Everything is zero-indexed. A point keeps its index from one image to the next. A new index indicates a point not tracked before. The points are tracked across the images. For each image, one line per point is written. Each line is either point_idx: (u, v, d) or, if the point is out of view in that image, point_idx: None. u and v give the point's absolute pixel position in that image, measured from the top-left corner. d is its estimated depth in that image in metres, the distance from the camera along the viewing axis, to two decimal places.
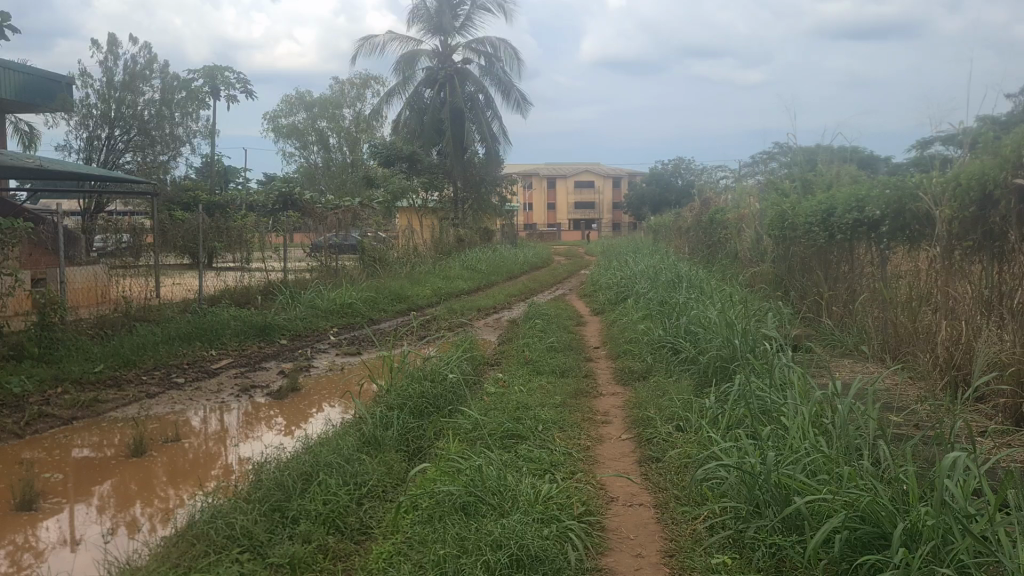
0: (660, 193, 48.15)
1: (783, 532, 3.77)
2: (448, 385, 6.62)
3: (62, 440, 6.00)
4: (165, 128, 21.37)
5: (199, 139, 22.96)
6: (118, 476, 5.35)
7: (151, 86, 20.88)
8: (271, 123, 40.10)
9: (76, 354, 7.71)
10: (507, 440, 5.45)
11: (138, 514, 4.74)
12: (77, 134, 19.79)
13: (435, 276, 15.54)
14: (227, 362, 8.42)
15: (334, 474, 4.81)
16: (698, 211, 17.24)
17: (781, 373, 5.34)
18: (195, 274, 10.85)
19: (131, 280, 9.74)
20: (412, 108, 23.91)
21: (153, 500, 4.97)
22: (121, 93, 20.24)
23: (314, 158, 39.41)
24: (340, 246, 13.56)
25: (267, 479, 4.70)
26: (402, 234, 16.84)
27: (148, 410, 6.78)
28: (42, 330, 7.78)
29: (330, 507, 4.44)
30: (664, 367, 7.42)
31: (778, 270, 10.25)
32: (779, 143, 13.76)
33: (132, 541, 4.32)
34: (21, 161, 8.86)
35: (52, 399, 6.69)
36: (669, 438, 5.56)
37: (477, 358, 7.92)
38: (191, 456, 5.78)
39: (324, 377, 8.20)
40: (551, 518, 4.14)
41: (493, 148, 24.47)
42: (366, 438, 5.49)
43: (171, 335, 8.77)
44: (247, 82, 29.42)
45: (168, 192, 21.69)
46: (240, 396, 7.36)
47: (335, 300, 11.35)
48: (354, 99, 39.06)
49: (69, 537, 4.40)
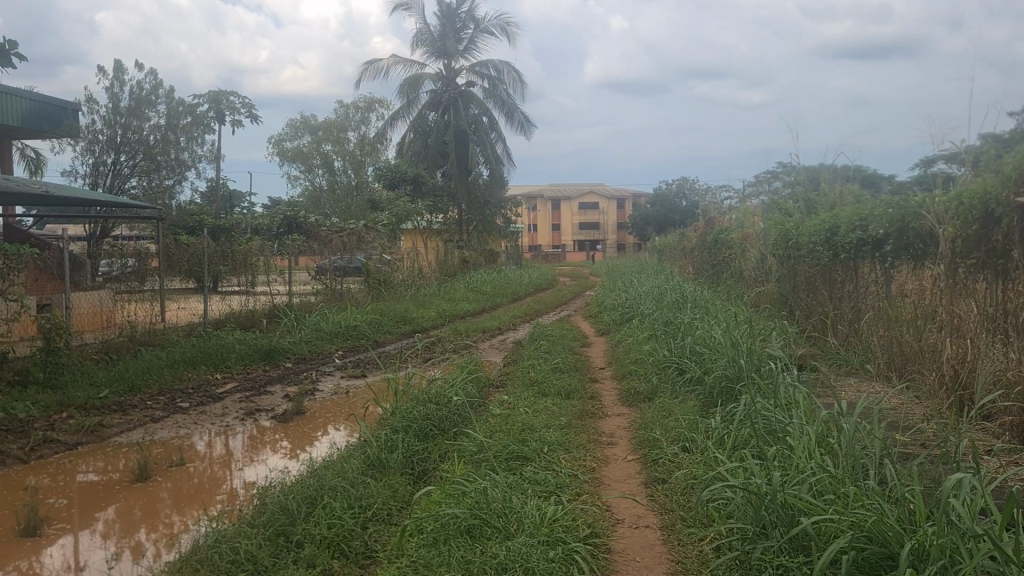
0: (664, 213, 48.22)
1: (790, 553, 3.75)
2: (453, 407, 6.61)
3: (66, 465, 5.99)
4: (171, 153, 21.52)
5: (204, 164, 23.12)
6: (122, 501, 5.33)
7: (156, 111, 21.04)
8: (277, 147, 40.37)
9: (81, 379, 7.72)
10: (512, 462, 5.43)
11: (142, 540, 4.72)
12: (83, 159, 19.92)
13: (440, 298, 15.56)
14: (232, 385, 8.42)
15: (339, 498, 4.80)
16: (703, 231, 17.25)
17: (786, 393, 5.33)
18: (200, 297, 10.88)
19: (137, 304, 9.77)
20: (416, 131, 24.16)
21: (157, 525, 4.96)
22: (127, 118, 20.38)
23: (319, 181, 39.60)
24: (345, 269, 13.59)
25: (271, 503, 4.69)
26: (407, 256, 16.89)
27: (153, 435, 6.78)
28: (47, 355, 7.80)
29: (334, 531, 4.42)
30: (669, 388, 7.39)
31: (783, 289, 10.24)
32: (782, 163, 13.81)
33: (136, 567, 4.30)
34: (27, 187, 8.92)
35: (57, 424, 6.69)
36: (675, 459, 5.53)
37: (482, 380, 7.91)
38: (195, 481, 5.77)
39: (329, 400, 8.19)
40: (556, 541, 4.12)
41: (498, 171, 24.87)
42: (370, 461, 5.47)
43: (176, 359, 8.78)
44: (251, 106, 29.63)
45: (173, 216, 21.78)
46: (244, 420, 7.36)
47: (341, 323, 11.36)
48: (359, 122, 39.32)
49: (73, 563, 4.39)
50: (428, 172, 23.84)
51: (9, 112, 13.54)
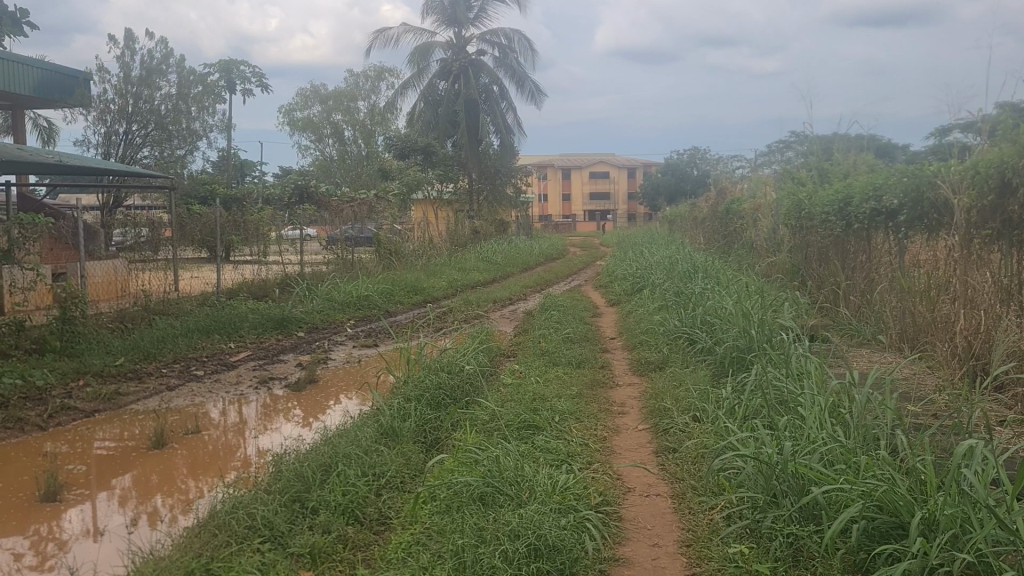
0: (676, 183, 47.95)
1: (800, 522, 3.79)
2: (465, 376, 6.65)
3: (84, 432, 6.08)
4: (182, 123, 21.53)
5: (215, 133, 23.11)
6: (138, 468, 5.41)
7: (168, 81, 20.98)
8: (287, 117, 40.31)
9: (97, 347, 7.78)
10: (524, 431, 5.47)
11: (159, 506, 4.80)
12: (95, 129, 19.91)
13: (451, 268, 15.57)
14: (245, 354, 8.49)
15: (353, 465, 4.85)
16: (715, 202, 17.18)
17: (798, 363, 5.33)
18: (213, 267, 10.93)
19: (151, 274, 9.84)
20: (427, 101, 23.96)
21: (173, 491, 5.04)
22: (138, 88, 20.34)
23: (330, 151, 39.50)
24: (356, 238, 13.60)
25: (286, 471, 4.75)
26: (418, 226, 16.89)
27: (168, 403, 6.86)
28: (63, 323, 7.87)
29: (349, 498, 4.48)
30: (680, 357, 7.41)
31: (795, 259, 10.21)
32: (794, 133, 13.71)
33: (155, 532, 4.38)
34: (40, 157, 8.93)
35: (74, 392, 6.76)
36: (686, 428, 5.57)
37: (493, 350, 7.94)
38: (210, 448, 5.84)
39: (342, 369, 8.25)
40: (568, 508, 4.16)
41: (508, 139, 24.75)
42: (383, 429, 5.53)
43: (190, 328, 8.85)
44: (262, 76, 29.55)
45: (185, 186, 21.80)
46: (258, 389, 7.43)
47: (352, 292, 11.40)
48: (369, 91, 39.18)
49: (92, 528, 4.47)
50: (438, 141, 23.77)
51: (20, 82, 13.55)
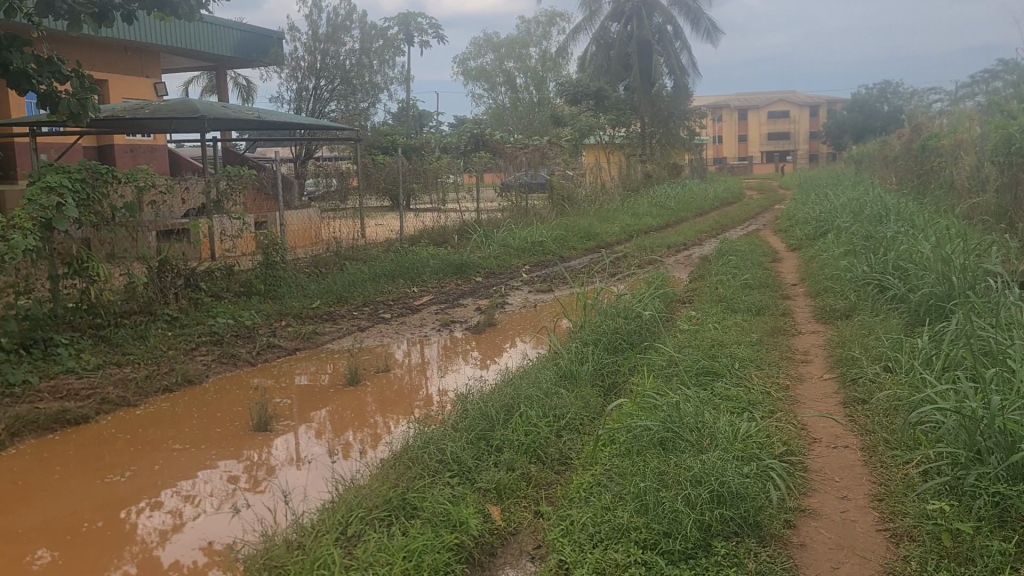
0: (862, 120, 44.94)
1: (1010, 481, 3.53)
2: (641, 322, 6.65)
3: (287, 368, 6.60)
4: (365, 77, 22.42)
5: (395, 85, 23.94)
6: (334, 403, 5.82)
7: (352, 36, 21.87)
8: (461, 66, 41.06)
9: (296, 291, 8.38)
10: (703, 377, 5.40)
11: (352, 439, 5.16)
12: (288, 86, 21.16)
13: (624, 214, 15.46)
14: (428, 298, 8.87)
15: (534, 406, 4.99)
16: (909, 139, 15.97)
17: (1008, 313, 4.93)
18: (396, 215, 11.43)
19: (340, 222, 10.34)
20: (598, 44, 24.09)
21: (364, 426, 5.40)
22: (325, 45, 21.36)
23: (501, 99, 39.94)
24: (530, 185, 13.76)
25: (471, 409, 4.95)
26: (591, 171, 16.84)
27: (360, 343, 7.31)
28: (266, 268, 8.51)
29: (531, 437, 4.61)
30: (870, 305, 7.04)
31: (1003, 200, 9.37)
32: (1003, 60, 12.51)
33: (354, 462, 4.72)
34: (243, 113, 9.61)
35: (277, 331, 7.33)
36: (876, 379, 5.31)
37: (669, 296, 7.86)
38: (398, 387, 6.18)
39: (519, 313, 8.45)
40: (751, 457, 4.09)
41: (682, 80, 24.16)
42: (562, 372, 5.63)
43: (377, 272, 9.34)
44: (438, 28, 30.22)
45: (369, 138, 22.83)
46: (440, 331, 7.76)
47: (527, 238, 11.58)
48: (541, 37, 39.16)
49: (296, 456, 4.87)
50: (610, 85, 23.46)
51: (221, 44, 14.57)
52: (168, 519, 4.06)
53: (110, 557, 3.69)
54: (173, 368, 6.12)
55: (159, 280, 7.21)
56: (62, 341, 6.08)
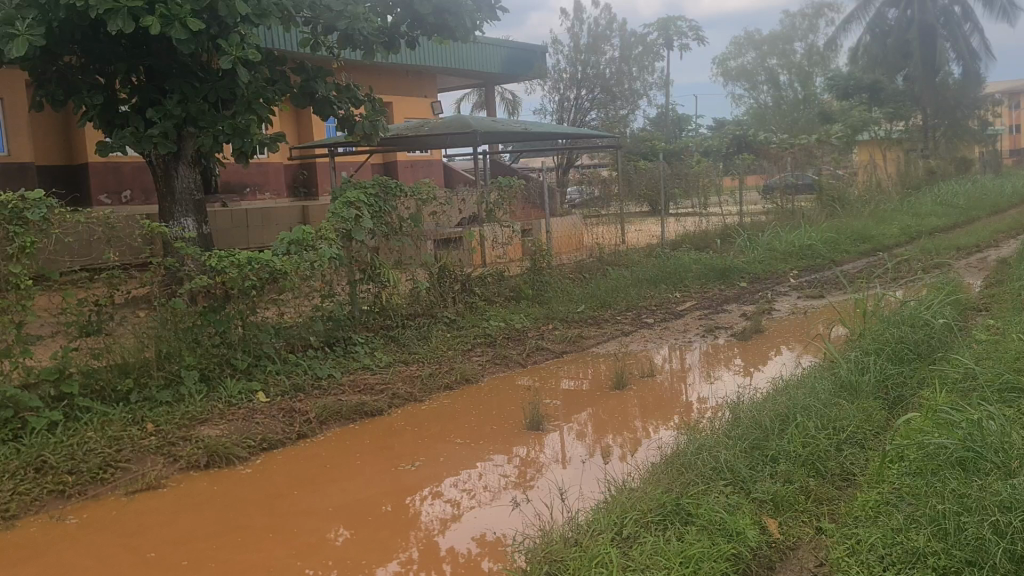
0: None
1: None
2: (932, 330, 6.11)
3: (554, 370, 6.82)
4: (625, 84, 22.58)
5: (654, 91, 23.96)
6: (597, 406, 5.94)
7: (612, 45, 22.23)
8: (721, 67, 40.20)
9: (562, 296, 8.66)
10: (1009, 392, 4.80)
11: (614, 442, 5.23)
12: (551, 97, 22.01)
13: (905, 214, 14.28)
14: (691, 304, 8.76)
15: (812, 417, 4.75)
16: None
17: None
18: (656, 220, 11.46)
19: (604, 228, 10.64)
20: (874, 33, 22.39)
21: (625, 430, 5.45)
22: (586, 55, 21.92)
23: (764, 98, 38.51)
24: (797, 186, 13.15)
25: (744, 418, 4.82)
26: (865, 169, 15.75)
27: (625, 347, 7.38)
28: (534, 274, 8.88)
29: (809, 449, 4.40)
30: None
31: None
32: None
33: (624, 465, 4.78)
34: (511, 126, 10.07)
35: (545, 334, 7.61)
36: None
37: (962, 303, 7.16)
38: (663, 393, 6.17)
39: (788, 319, 8.10)
40: None
41: (972, 66, 21.83)
42: (841, 383, 5.32)
43: (640, 278, 9.39)
44: (698, 29, 29.84)
45: (628, 144, 23.08)
46: (705, 337, 7.63)
47: (795, 241, 11.08)
48: (806, 31, 37.31)
49: (563, 455, 5.01)
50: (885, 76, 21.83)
51: (490, 62, 15.45)
52: (448, 508, 4.36)
53: (400, 540, 4.02)
54: (453, 367, 6.56)
55: (439, 285, 7.76)
56: (359, 341, 6.75)
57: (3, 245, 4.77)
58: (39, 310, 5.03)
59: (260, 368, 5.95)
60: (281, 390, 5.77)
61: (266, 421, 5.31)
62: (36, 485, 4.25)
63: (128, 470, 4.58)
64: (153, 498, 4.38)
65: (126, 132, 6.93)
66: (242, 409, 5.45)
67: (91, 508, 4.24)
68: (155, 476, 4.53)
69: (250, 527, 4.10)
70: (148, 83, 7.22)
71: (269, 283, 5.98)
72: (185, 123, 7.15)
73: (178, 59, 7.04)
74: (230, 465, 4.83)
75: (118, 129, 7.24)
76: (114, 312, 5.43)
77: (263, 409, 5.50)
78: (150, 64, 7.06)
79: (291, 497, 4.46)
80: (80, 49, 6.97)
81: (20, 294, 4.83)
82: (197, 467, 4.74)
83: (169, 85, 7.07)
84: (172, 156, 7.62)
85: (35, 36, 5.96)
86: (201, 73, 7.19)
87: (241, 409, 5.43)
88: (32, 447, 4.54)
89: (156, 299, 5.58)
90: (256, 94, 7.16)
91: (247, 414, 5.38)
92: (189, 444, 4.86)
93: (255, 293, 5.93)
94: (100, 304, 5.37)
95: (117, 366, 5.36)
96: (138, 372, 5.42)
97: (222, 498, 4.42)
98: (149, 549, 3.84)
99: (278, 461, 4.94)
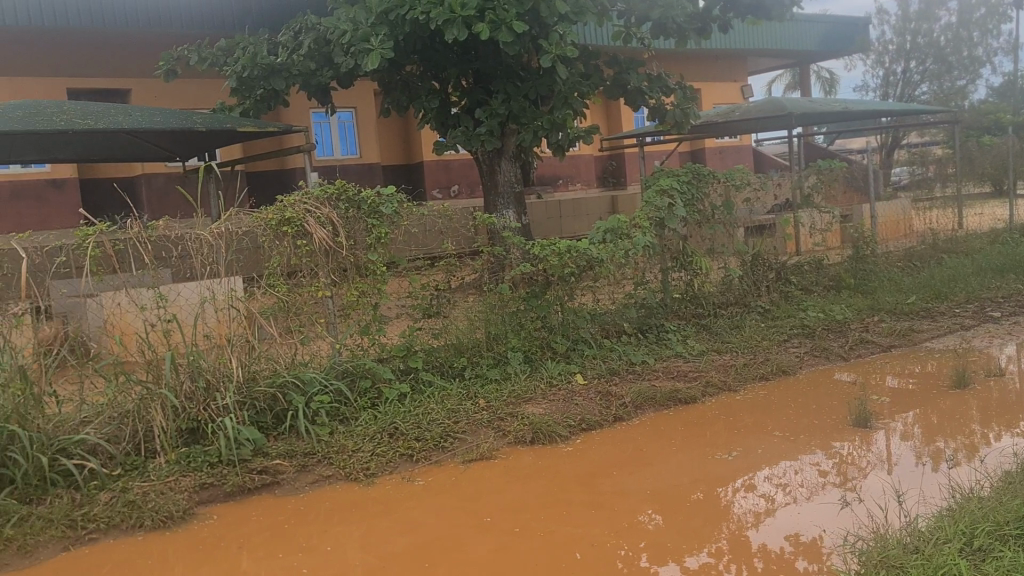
0: None
1: None
2: None
3: (881, 365, 6.34)
4: (964, 52, 20.57)
5: (1000, 56, 21.26)
6: (928, 406, 5.42)
7: (947, 10, 20.40)
8: None
9: (889, 286, 8.05)
10: None
11: (947, 446, 4.74)
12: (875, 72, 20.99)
13: None
14: None
15: None
16: None
17: None
18: (1003, 204, 10.51)
19: (939, 213, 9.83)
20: None
21: (960, 435, 4.91)
22: (916, 24, 20.55)
23: None
24: None
25: None
26: None
27: (966, 343, 6.67)
28: (856, 261, 8.37)
29: None
30: None
31: None
32: None
33: (968, 472, 4.32)
34: (831, 106, 9.48)
35: (870, 327, 7.09)
36: None
37: None
38: (1014, 395, 5.47)
39: None
40: None
41: None
42: None
43: (983, 267, 8.44)
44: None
45: (966, 119, 20.82)
46: None
47: None
48: None
49: (887, 457, 4.63)
50: None
51: (800, 40, 14.79)
52: (761, 502, 4.22)
53: (712, 529, 3.94)
54: (768, 358, 6.37)
55: (752, 274, 7.60)
56: (671, 329, 6.81)
57: (364, 235, 5.44)
58: (391, 293, 5.64)
59: (577, 353, 6.24)
60: (597, 374, 5.99)
61: (584, 402, 5.54)
62: (391, 448, 4.80)
63: (465, 440, 5.02)
64: (486, 468, 4.74)
65: (458, 132, 7.70)
66: (561, 390, 5.73)
67: (434, 472, 4.69)
68: (488, 448, 4.91)
69: (571, 503, 4.28)
70: (476, 86, 7.97)
71: (586, 271, 6.23)
72: (508, 120, 7.77)
73: (502, 60, 7.59)
74: (553, 442, 5.09)
75: (450, 130, 7.99)
76: (450, 296, 5.95)
77: (581, 391, 5.73)
78: (478, 67, 7.75)
79: (610, 477, 4.60)
80: (420, 58, 7.86)
81: (376, 278, 5.46)
82: (524, 442, 5.07)
83: (494, 86, 7.71)
84: (496, 153, 8.50)
85: (386, 49, 6.80)
86: (522, 73, 7.64)
87: (561, 390, 5.72)
88: (386, 414, 5.15)
89: (487, 285, 6.08)
90: (572, 89, 7.46)
91: (567, 395, 5.65)
92: (515, 421, 5.21)
93: (573, 280, 6.21)
94: (439, 289, 5.89)
95: (453, 346, 5.95)
96: (470, 351, 5.98)
97: (547, 474, 4.66)
98: (485, 514, 4.16)
99: (597, 441, 5.13)
